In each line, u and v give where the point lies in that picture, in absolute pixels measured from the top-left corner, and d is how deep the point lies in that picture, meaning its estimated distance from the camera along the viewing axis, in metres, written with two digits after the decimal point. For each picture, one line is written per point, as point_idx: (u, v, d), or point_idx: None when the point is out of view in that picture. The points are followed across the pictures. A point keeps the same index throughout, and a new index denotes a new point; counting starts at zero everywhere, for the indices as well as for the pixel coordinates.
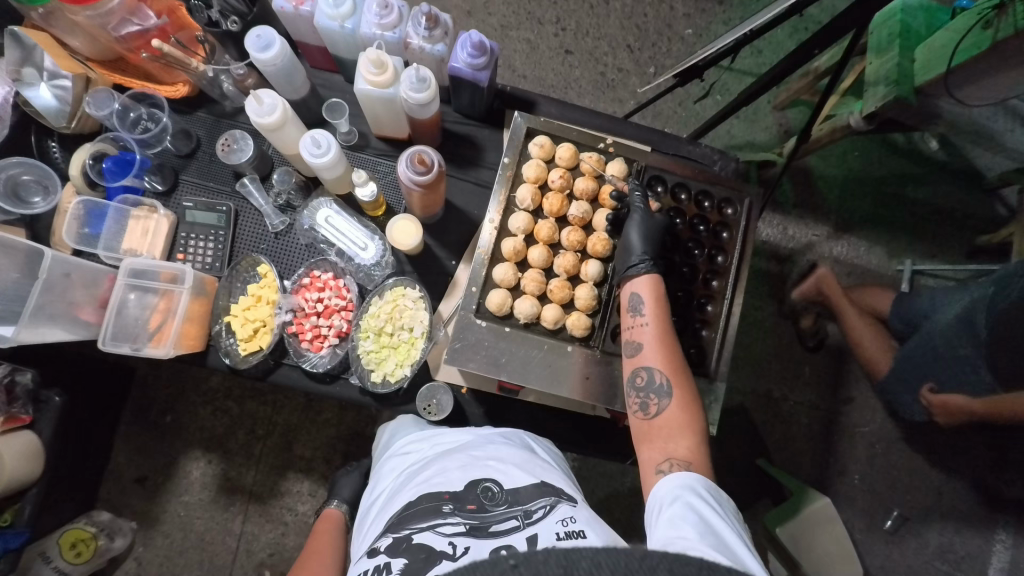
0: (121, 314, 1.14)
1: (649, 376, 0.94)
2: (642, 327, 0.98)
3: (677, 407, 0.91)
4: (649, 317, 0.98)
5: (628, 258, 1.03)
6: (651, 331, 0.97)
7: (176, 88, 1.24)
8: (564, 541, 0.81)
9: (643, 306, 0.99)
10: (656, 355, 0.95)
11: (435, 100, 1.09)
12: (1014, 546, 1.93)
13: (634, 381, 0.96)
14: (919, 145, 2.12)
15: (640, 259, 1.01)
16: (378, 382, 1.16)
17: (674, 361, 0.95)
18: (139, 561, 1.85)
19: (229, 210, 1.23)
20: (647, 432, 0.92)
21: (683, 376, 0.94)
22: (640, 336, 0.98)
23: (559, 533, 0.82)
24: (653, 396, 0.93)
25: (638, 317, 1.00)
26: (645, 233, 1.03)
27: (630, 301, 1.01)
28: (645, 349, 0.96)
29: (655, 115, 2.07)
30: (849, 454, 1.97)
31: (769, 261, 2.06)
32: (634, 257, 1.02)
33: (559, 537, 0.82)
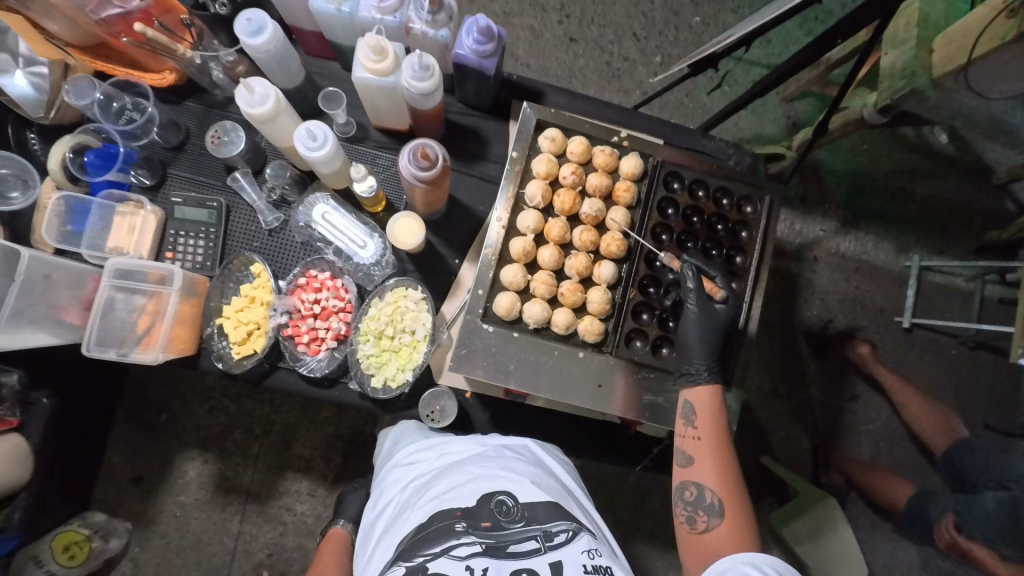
0: (107, 316, 1.07)
1: (699, 491, 0.93)
2: (696, 439, 0.96)
3: (729, 526, 0.90)
4: (703, 430, 0.97)
5: (685, 361, 1.00)
6: (705, 444, 0.96)
7: (162, 77, 1.17)
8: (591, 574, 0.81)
9: (696, 416, 0.98)
10: (710, 473, 0.94)
11: (439, 89, 1.02)
12: None
13: (682, 493, 0.95)
14: (929, 139, 2.06)
15: (696, 366, 0.99)
16: (378, 387, 1.11)
17: (727, 476, 0.94)
18: (135, 561, 1.81)
19: (220, 206, 1.17)
20: (695, 547, 0.92)
21: (738, 499, 0.92)
22: (694, 448, 0.96)
23: (585, 565, 0.81)
24: (702, 512, 0.92)
25: (691, 428, 0.98)
26: (702, 333, 0.99)
27: (683, 409, 0.99)
28: (698, 464, 0.95)
29: (662, 106, 2.00)
30: (856, 454, 1.94)
31: (778, 256, 2.00)
32: (691, 363, 0.99)
33: (586, 569, 0.81)
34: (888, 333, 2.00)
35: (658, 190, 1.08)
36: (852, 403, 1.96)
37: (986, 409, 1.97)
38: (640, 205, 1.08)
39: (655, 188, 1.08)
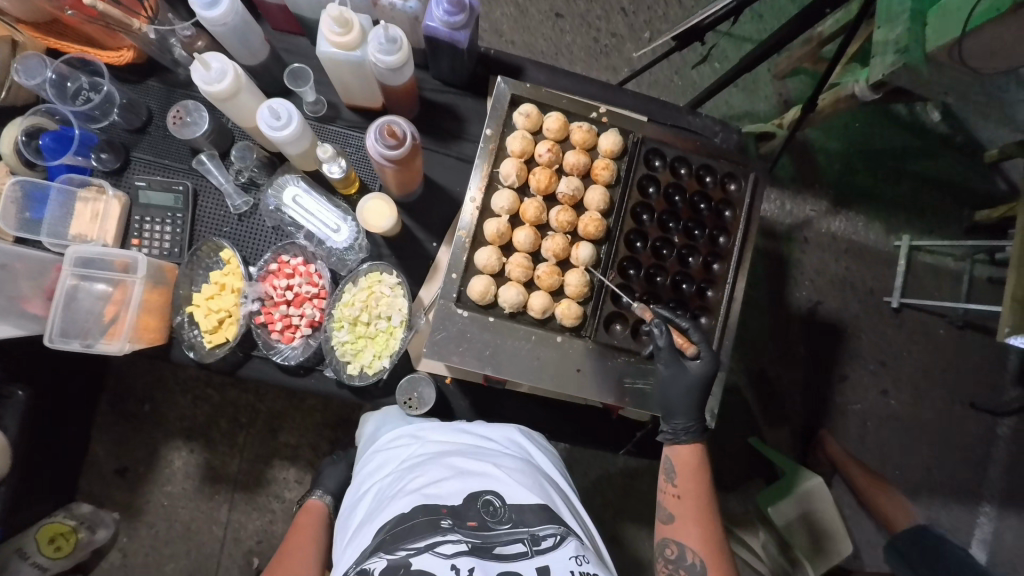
0: (71, 306, 1.04)
1: (681, 551, 0.98)
2: (677, 498, 1.00)
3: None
4: (683, 491, 1.00)
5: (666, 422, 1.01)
6: (685, 506, 0.99)
7: (120, 54, 1.11)
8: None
9: (678, 477, 1.00)
10: (692, 533, 0.98)
11: (409, 64, 0.98)
12: (997, 519, 1.94)
13: (664, 548, 1.01)
14: (921, 117, 2.03)
15: (679, 426, 1.00)
16: (355, 374, 1.08)
17: (708, 536, 0.98)
18: (124, 551, 1.79)
19: (186, 189, 1.12)
20: None
21: (717, 556, 0.97)
22: (676, 507, 1.00)
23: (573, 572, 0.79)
24: (683, 570, 0.98)
25: (672, 485, 1.02)
26: (681, 397, 0.97)
27: (665, 467, 1.02)
28: (679, 524, 0.99)
29: (651, 84, 1.95)
30: (843, 434, 1.94)
31: (769, 237, 1.98)
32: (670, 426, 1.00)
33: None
34: (876, 314, 1.99)
35: (639, 169, 1.05)
36: (840, 384, 1.96)
37: (972, 388, 1.98)
38: (620, 183, 1.05)
39: (635, 167, 1.05)
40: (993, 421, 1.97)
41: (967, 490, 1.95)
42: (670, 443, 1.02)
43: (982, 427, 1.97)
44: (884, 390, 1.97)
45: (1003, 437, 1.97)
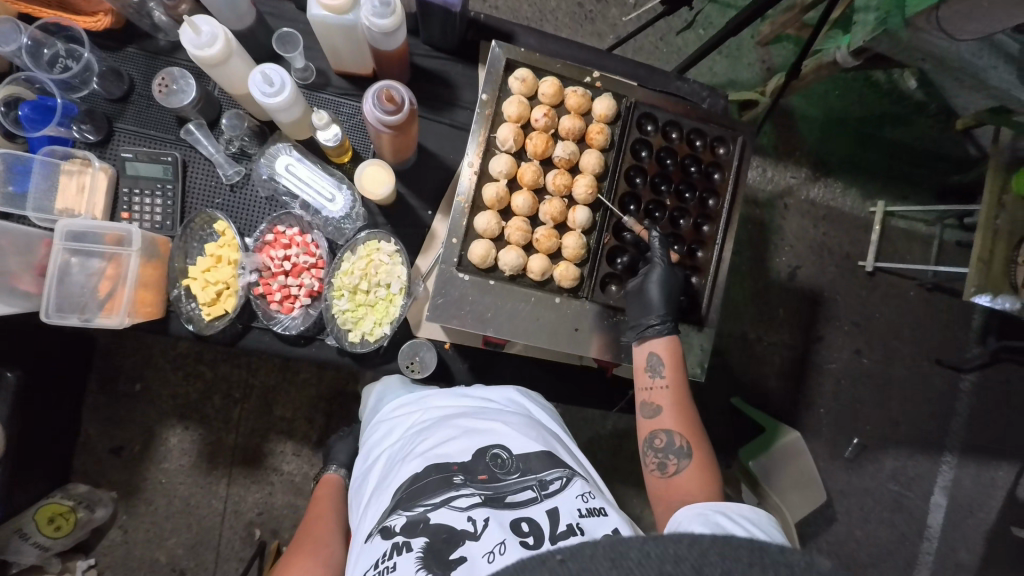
0: (64, 282, 1.03)
1: (668, 438, 0.94)
2: (661, 389, 0.97)
3: (696, 470, 0.91)
4: (670, 381, 0.97)
5: (646, 316, 0.99)
6: (671, 394, 0.96)
7: (96, 19, 1.07)
8: (587, 517, 0.82)
9: (663, 368, 0.98)
10: (677, 420, 0.95)
11: (402, 27, 0.97)
12: (957, 466, 2.09)
13: (651, 442, 0.95)
14: (898, 84, 2.07)
15: (659, 317, 0.98)
16: (356, 341, 1.11)
17: (691, 422, 0.95)
18: (124, 529, 1.80)
19: (175, 160, 1.11)
20: (665, 492, 0.92)
21: (701, 439, 0.95)
22: (657, 398, 0.97)
23: (581, 509, 0.83)
24: (672, 457, 0.93)
25: (654, 379, 0.98)
26: (667, 290, 0.99)
27: (647, 361, 0.99)
28: (664, 413, 0.95)
29: (637, 50, 1.95)
30: (819, 392, 2.05)
31: (751, 204, 2.03)
32: (653, 317, 0.98)
33: (582, 513, 0.82)
34: (851, 277, 2.07)
35: (632, 133, 1.07)
36: (817, 344, 2.05)
37: (939, 346, 2.10)
38: (613, 147, 1.07)
39: (628, 131, 1.07)
40: (956, 376, 2.10)
41: (931, 441, 2.09)
42: (639, 341, 1.00)
43: (947, 382, 2.10)
44: (857, 349, 2.07)
45: (964, 391, 2.10)
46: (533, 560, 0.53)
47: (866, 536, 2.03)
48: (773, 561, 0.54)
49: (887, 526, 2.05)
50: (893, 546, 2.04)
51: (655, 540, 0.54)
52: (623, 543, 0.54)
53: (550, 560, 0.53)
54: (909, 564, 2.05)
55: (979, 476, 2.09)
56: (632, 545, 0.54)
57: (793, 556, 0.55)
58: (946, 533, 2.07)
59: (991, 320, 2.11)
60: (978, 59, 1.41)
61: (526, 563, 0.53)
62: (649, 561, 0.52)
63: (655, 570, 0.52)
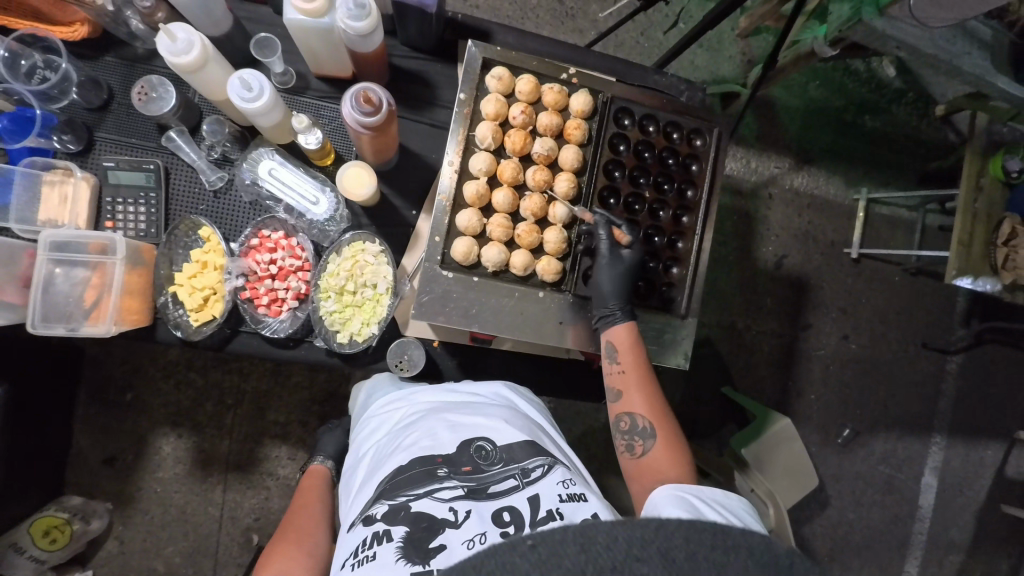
0: (49, 292, 1.03)
1: (633, 420, 0.97)
2: (622, 374, 0.99)
3: (662, 447, 0.94)
4: (626, 365, 0.99)
5: (602, 305, 1.01)
6: (629, 377, 0.99)
7: (74, 29, 1.07)
8: (568, 503, 0.83)
9: (619, 355, 1.00)
10: (639, 402, 0.98)
11: (378, 30, 0.98)
12: (946, 447, 2.12)
13: (618, 424, 0.99)
14: (877, 72, 2.11)
15: (614, 305, 1.01)
16: (344, 342, 1.11)
17: (656, 403, 0.98)
18: (121, 539, 1.80)
19: (156, 167, 1.11)
20: (636, 472, 0.95)
21: (665, 417, 0.97)
22: (620, 383, 1.00)
23: (562, 496, 0.84)
24: (638, 438, 0.96)
25: (615, 364, 1.01)
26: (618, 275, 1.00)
27: (604, 350, 1.01)
28: (627, 396, 0.98)
29: (618, 46, 1.97)
30: (808, 378, 2.08)
31: (735, 195, 2.05)
32: (609, 305, 1.01)
33: (562, 499, 0.84)
34: (836, 264, 2.10)
35: (609, 127, 1.09)
36: (804, 331, 2.08)
37: (924, 330, 2.13)
38: (591, 142, 1.08)
39: (605, 125, 1.08)
40: (942, 358, 2.14)
41: (919, 423, 2.12)
42: (605, 328, 1.01)
43: (933, 364, 2.14)
44: (844, 335, 2.10)
45: (950, 372, 2.14)
46: (505, 545, 0.54)
47: (858, 518, 2.07)
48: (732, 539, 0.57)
49: (878, 508, 2.08)
50: (885, 527, 2.08)
51: (624, 525, 0.56)
52: (594, 528, 0.55)
53: (521, 546, 0.54)
54: (902, 544, 2.08)
55: (967, 456, 2.14)
56: (602, 530, 0.55)
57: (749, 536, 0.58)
58: (936, 513, 2.11)
59: (975, 302, 2.15)
60: (951, 46, 1.43)
61: (498, 549, 0.54)
62: (617, 546, 0.54)
63: (623, 554, 0.54)
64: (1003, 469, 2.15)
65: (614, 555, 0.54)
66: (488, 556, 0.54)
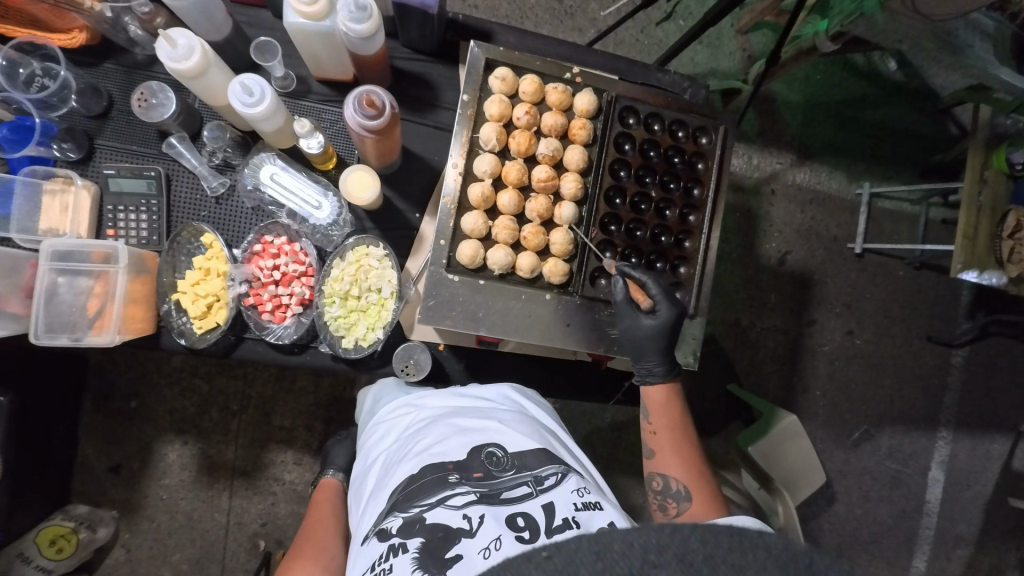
0: (52, 303, 1.02)
1: (665, 481, 0.98)
2: (654, 433, 1.02)
3: (695, 510, 0.95)
4: (659, 425, 1.02)
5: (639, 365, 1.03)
6: (661, 438, 1.01)
7: (72, 36, 1.06)
8: (582, 510, 0.83)
9: (651, 416, 1.03)
10: (672, 463, 0.99)
11: (379, 31, 0.97)
12: (953, 441, 2.12)
13: (652, 482, 1.01)
14: (878, 66, 2.10)
15: (651, 366, 1.02)
16: (350, 348, 1.10)
17: (689, 462, 0.99)
18: (128, 547, 1.79)
19: (158, 174, 1.10)
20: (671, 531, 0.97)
21: (700, 478, 0.97)
22: (654, 441, 1.02)
23: (576, 503, 0.84)
24: (672, 498, 0.97)
25: (648, 422, 1.04)
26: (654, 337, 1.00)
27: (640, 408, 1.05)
28: (660, 455, 1.00)
29: (617, 44, 1.96)
30: (814, 374, 2.07)
31: (737, 191, 2.04)
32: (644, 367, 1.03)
33: (577, 506, 0.83)
34: (840, 259, 2.09)
35: (615, 127, 1.08)
36: (809, 327, 2.07)
37: (929, 324, 2.12)
38: (597, 142, 1.07)
39: (610, 125, 1.07)
40: (948, 352, 2.13)
41: (926, 417, 2.11)
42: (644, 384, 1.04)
43: (939, 358, 2.13)
44: (850, 331, 2.09)
45: (956, 365, 2.13)
46: (517, 557, 0.53)
47: (866, 514, 2.06)
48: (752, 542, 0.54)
49: (887, 503, 2.07)
50: (893, 523, 2.07)
51: (639, 532, 0.54)
52: (607, 534, 0.54)
53: (534, 556, 0.52)
54: (910, 540, 2.08)
55: (974, 449, 2.13)
56: (616, 537, 0.54)
57: (770, 538, 0.54)
58: (945, 507, 2.10)
59: (979, 295, 2.14)
60: (955, 38, 1.42)
61: (510, 560, 0.53)
62: (633, 552, 0.52)
63: (639, 561, 0.52)
64: (1011, 462, 2.14)
65: (630, 561, 0.52)
66: (500, 568, 0.52)
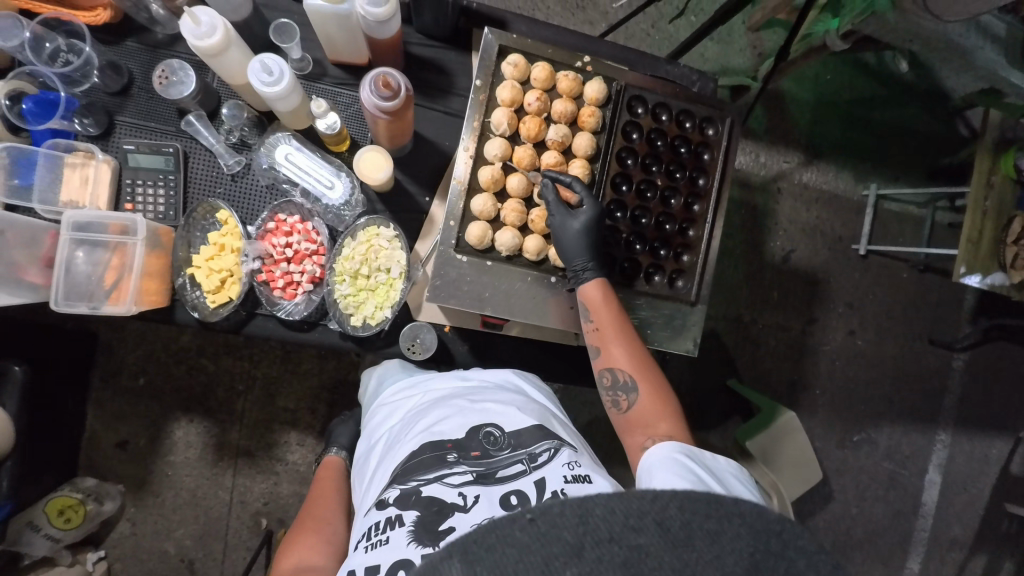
0: (70, 272, 1.05)
1: (615, 376, 0.98)
2: (596, 331, 1.00)
3: (647, 400, 0.96)
4: (600, 322, 0.99)
5: (571, 265, 1.02)
6: (605, 334, 0.99)
7: (95, 14, 1.09)
8: (572, 484, 0.85)
9: (593, 313, 1.00)
10: (617, 356, 0.98)
11: (395, 16, 0.99)
12: (950, 445, 2.13)
13: (602, 380, 1.01)
14: (889, 67, 2.10)
15: (581, 262, 1.01)
16: (358, 325, 1.13)
17: (634, 355, 0.98)
18: (133, 521, 1.83)
19: (176, 151, 1.13)
20: (626, 425, 0.97)
21: (646, 369, 0.98)
22: (597, 339, 1.00)
23: (567, 476, 0.86)
24: (622, 393, 0.98)
25: (590, 322, 1.01)
26: (579, 234, 1.00)
27: (580, 308, 1.02)
28: (607, 352, 0.99)
29: (628, 38, 1.97)
30: (814, 372, 2.08)
31: (743, 188, 2.05)
32: (576, 264, 1.01)
33: (568, 480, 0.85)
34: (845, 259, 2.11)
35: (623, 115, 1.10)
36: (811, 325, 2.08)
37: (932, 326, 2.13)
38: (605, 130, 1.10)
39: (619, 113, 1.09)
40: (949, 356, 2.14)
41: (925, 419, 2.13)
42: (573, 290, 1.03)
43: (940, 361, 2.14)
44: (851, 330, 2.11)
45: (955, 369, 2.15)
46: (504, 518, 0.50)
47: (861, 513, 2.08)
48: (731, 512, 0.51)
49: (882, 503, 2.09)
50: (888, 522, 2.09)
51: (621, 497, 0.50)
52: (590, 499, 0.50)
53: (519, 519, 0.49)
54: (905, 539, 2.09)
55: (972, 452, 2.14)
56: (598, 501, 0.50)
57: (745, 506, 0.52)
58: (941, 509, 2.12)
59: (983, 298, 2.14)
60: (966, 41, 1.41)
61: (497, 523, 0.50)
62: (613, 518, 0.49)
63: (619, 525, 0.49)
64: (1008, 467, 2.15)
65: (609, 526, 0.49)
66: (486, 528, 0.49)
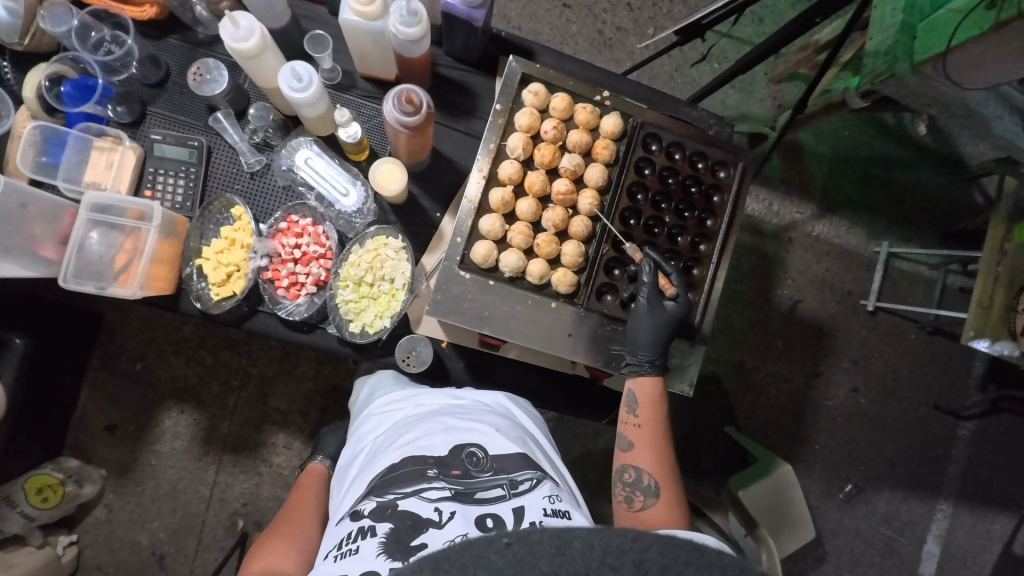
0: (83, 252, 1.07)
1: (638, 474, 0.98)
2: (637, 427, 1.02)
3: (662, 507, 0.95)
4: (643, 419, 1.02)
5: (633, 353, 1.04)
6: (645, 432, 1.01)
7: (142, 10, 1.13)
8: (551, 517, 0.83)
9: (639, 406, 1.03)
10: (648, 457, 0.99)
11: (426, 37, 1.03)
12: (951, 516, 2.06)
13: (622, 474, 1.00)
14: (907, 128, 2.12)
15: (645, 355, 1.03)
16: (356, 332, 1.14)
17: (664, 461, 0.99)
18: (109, 507, 1.81)
19: (200, 145, 1.16)
20: (632, 523, 0.96)
21: (671, 479, 0.98)
22: (634, 435, 1.02)
23: (546, 509, 0.84)
24: (639, 492, 0.97)
25: (633, 416, 1.04)
26: (654, 329, 1.03)
27: (628, 398, 1.05)
28: (638, 448, 1.00)
29: (651, 78, 2.02)
30: (815, 427, 2.04)
31: (755, 234, 2.06)
32: (639, 354, 1.03)
33: (546, 513, 0.84)
34: (853, 315, 2.09)
35: (636, 151, 1.12)
36: (814, 379, 2.05)
37: (938, 391, 2.09)
38: (618, 163, 1.12)
39: (633, 148, 1.11)
40: (955, 423, 2.09)
41: (926, 486, 2.07)
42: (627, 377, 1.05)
43: (945, 428, 2.09)
44: (855, 388, 2.07)
45: (961, 438, 2.09)
46: (485, 538, 0.56)
47: None
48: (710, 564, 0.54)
49: (876, 571, 2.02)
50: None
51: (598, 533, 0.56)
52: (567, 532, 0.56)
53: (497, 541, 0.55)
54: None
55: (974, 527, 2.07)
56: (576, 535, 0.55)
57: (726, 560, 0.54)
58: None
59: (992, 367, 2.10)
60: (983, 108, 1.41)
61: (478, 540, 0.56)
62: (591, 552, 0.54)
63: (595, 560, 0.53)
64: (1011, 546, 2.07)
65: (586, 560, 0.54)
66: (464, 547, 0.55)
